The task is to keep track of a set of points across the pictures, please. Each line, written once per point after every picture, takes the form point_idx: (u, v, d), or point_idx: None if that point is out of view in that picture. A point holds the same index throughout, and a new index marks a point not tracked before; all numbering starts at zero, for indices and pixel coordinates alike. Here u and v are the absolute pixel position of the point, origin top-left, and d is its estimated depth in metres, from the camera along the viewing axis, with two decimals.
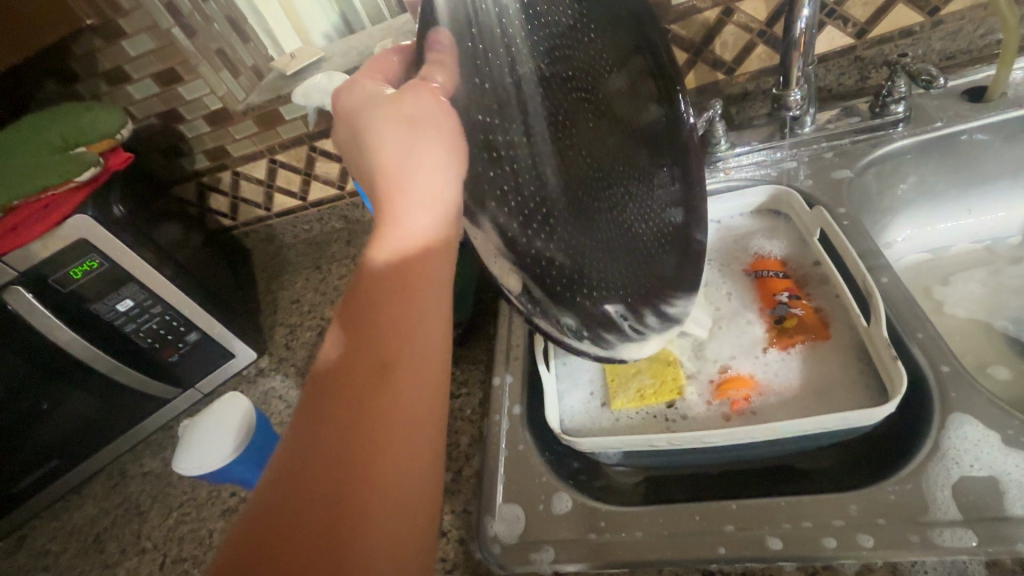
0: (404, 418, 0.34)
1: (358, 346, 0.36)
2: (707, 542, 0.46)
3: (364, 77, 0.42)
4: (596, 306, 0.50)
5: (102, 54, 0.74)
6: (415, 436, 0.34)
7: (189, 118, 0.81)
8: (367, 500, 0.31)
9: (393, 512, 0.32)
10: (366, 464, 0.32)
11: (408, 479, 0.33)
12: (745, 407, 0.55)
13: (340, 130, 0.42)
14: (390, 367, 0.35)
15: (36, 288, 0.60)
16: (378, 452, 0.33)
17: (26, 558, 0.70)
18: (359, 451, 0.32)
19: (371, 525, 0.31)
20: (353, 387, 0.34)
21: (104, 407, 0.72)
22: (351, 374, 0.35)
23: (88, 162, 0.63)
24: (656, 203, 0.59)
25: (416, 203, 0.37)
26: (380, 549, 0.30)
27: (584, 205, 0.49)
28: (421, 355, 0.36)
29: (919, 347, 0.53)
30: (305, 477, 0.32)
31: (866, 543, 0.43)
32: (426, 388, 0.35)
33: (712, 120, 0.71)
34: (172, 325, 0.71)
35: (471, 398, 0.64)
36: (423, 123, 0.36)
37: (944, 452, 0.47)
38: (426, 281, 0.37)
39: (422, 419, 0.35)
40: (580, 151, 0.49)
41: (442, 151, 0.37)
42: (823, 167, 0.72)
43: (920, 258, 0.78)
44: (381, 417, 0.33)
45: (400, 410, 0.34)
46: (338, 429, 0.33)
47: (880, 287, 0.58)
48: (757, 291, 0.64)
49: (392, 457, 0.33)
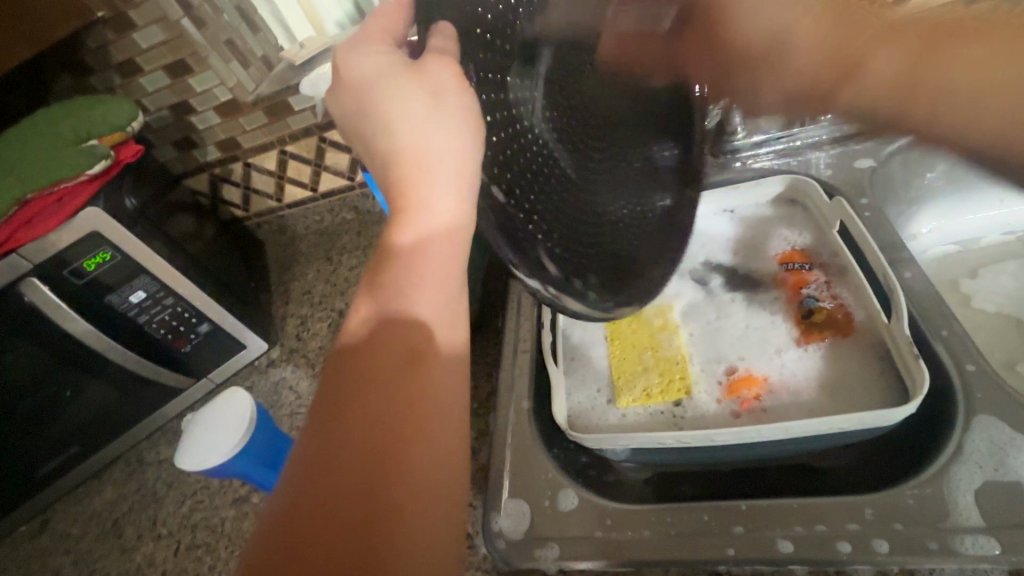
0: (431, 408, 0.35)
1: (381, 334, 0.37)
2: (716, 544, 0.44)
3: (371, 40, 0.40)
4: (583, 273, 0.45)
5: (114, 46, 0.73)
6: (442, 419, 0.35)
7: (200, 109, 0.80)
8: (401, 485, 0.32)
9: (426, 502, 0.32)
10: (396, 448, 0.33)
11: (440, 460, 0.34)
12: (755, 405, 0.54)
13: (344, 97, 0.41)
14: (417, 354, 0.36)
15: (51, 281, 0.61)
16: (409, 440, 0.34)
17: (51, 541, 0.72)
18: (389, 439, 0.33)
19: (407, 510, 0.32)
20: (378, 372, 0.35)
21: (119, 397, 0.72)
22: (377, 362, 0.36)
23: (98, 154, 0.62)
24: (656, 181, 0.54)
25: (443, 183, 0.38)
26: (417, 531, 0.31)
27: (575, 185, 0.46)
28: (443, 340, 0.37)
29: (943, 344, 0.51)
30: (337, 465, 0.32)
31: (882, 548, 0.41)
32: (449, 379, 0.37)
33: (728, 108, 0.68)
34: (184, 316, 0.71)
35: (478, 391, 0.64)
36: (446, 101, 0.36)
37: (966, 454, 0.45)
38: (444, 267, 0.39)
39: (447, 409, 0.36)
40: (561, 128, 0.46)
41: (465, 128, 0.37)
42: (846, 155, 0.68)
43: (947, 251, 0.75)
44: (409, 406, 0.35)
45: (427, 399, 0.35)
46: (366, 416, 0.34)
47: (902, 283, 0.56)
48: (778, 287, 0.62)
49: (423, 447, 0.34)
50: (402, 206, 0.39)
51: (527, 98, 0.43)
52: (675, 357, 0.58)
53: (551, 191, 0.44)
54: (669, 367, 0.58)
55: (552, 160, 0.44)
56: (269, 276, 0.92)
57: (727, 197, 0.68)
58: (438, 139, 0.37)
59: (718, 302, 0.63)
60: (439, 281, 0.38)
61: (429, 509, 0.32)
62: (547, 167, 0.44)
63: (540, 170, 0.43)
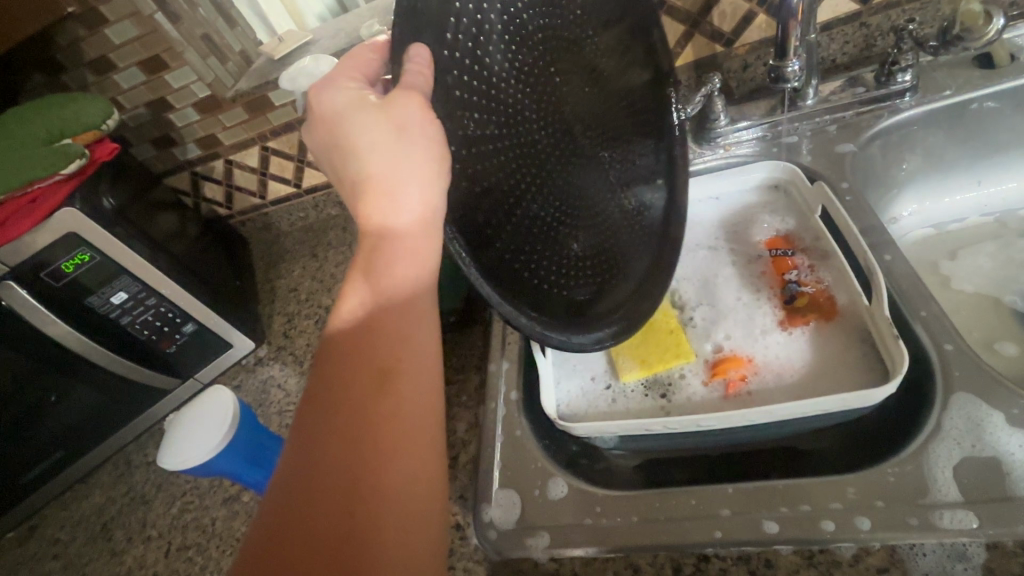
0: (408, 418, 0.35)
1: (355, 351, 0.36)
2: (703, 527, 0.45)
3: (342, 79, 0.41)
4: (561, 288, 0.47)
5: (86, 42, 0.71)
6: (417, 434, 0.35)
7: (178, 106, 0.79)
8: (376, 506, 0.32)
9: (403, 521, 0.32)
10: (371, 467, 0.33)
11: (415, 477, 0.34)
12: (741, 387, 0.55)
13: (316, 131, 0.41)
14: (390, 370, 0.35)
15: (28, 284, 0.60)
16: (383, 458, 0.33)
17: (39, 547, 0.72)
18: (363, 459, 0.33)
19: (383, 530, 0.32)
20: (354, 385, 0.35)
21: (104, 401, 0.71)
22: (350, 380, 0.35)
23: (73, 153, 0.61)
24: (625, 177, 0.56)
25: (409, 203, 0.37)
26: (394, 550, 0.31)
27: (557, 195, 0.48)
28: (416, 356, 0.36)
29: (921, 324, 0.52)
30: (312, 487, 0.32)
31: (864, 525, 0.42)
32: (424, 388, 0.36)
33: (711, 94, 0.68)
34: (168, 316, 0.71)
35: (467, 383, 0.64)
36: (411, 134, 0.36)
37: (944, 431, 0.46)
38: (413, 283, 0.38)
39: (421, 422, 0.35)
40: (540, 132, 0.47)
41: (430, 161, 0.37)
42: (826, 140, 0.69)
43: (928, 233, 0.76)
44: (383, 424, 0.34)
45: (401, 416, 0.34)
46: (341, 436, 0.33)
47: (883, 265, 0.57)
48: (763, 270, 0.62)
49: (397, 465, 0.33)
50: (374, 222, 0.38)
51: (509, 103, 0.44)
52: (667, 328, 0.58)
53: (533, 200, 0.45)
54: (658, 337, 0.58)
55: (531, 171, 0.46)
56: (254, 273, 0.92)
57: (712, 184, 0.69)
58: (405, 168, 0.36)
59: (706, 286, 0.63)
60: (412, 298, 0.38)
61: (405, 524, 0.32)
62: (526, 178, 0.45)
63: (521, 185, 0.45)
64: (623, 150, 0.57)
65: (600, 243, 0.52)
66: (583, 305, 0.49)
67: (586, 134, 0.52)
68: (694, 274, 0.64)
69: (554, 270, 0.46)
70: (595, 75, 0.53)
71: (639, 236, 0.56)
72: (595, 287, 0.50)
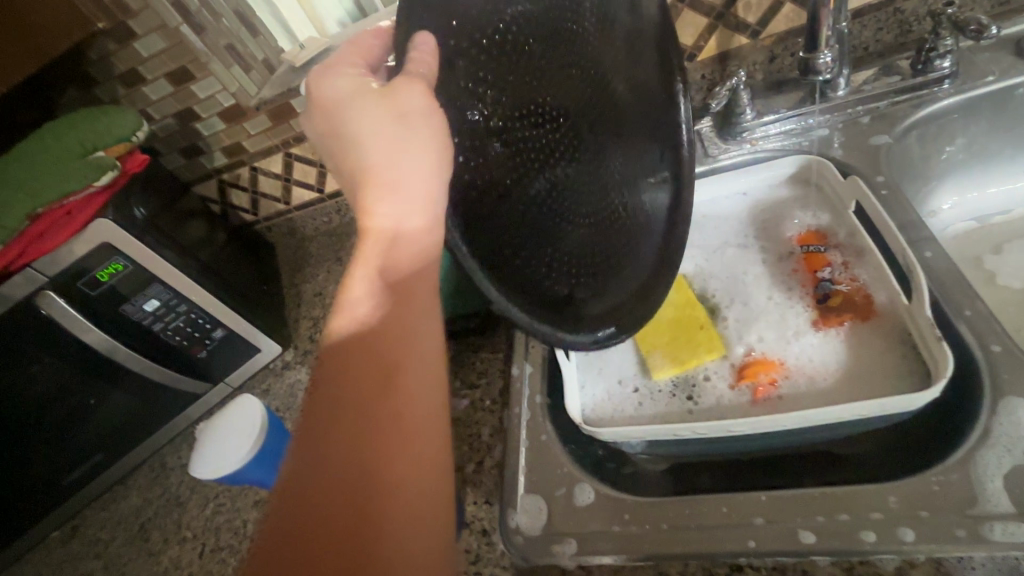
0: (407, 428, 0.34)
1: (359, 349, 0.36)
2: (736, 536, 0.44)
3: (344, 63, 0.41)
4: (560, 290, 0.47)
5: (116, 57, 0.73)
6: (425, 431, 0.35)
7: (204, 116, 0.80)
8: (384, 507, 0.32)
9: (412, 520, 0.32)
10: (377, 466, 0.33)
11: (423, 475, 0.34)
12: (771, 391, 0.53)
13: (316, 119, 0.41)
14: (394, 368, 0.36)
15: (67, 294, 0.62)
16: (391, 457, 0.33)
17: (81, 546, 0.74)
18: (371, 459, 0.33)
19: (392, 529, 0.32)
20: (358, 386, 0.35)
21: (140, 405, 0.74)
22: (354, 378, 0.35)
23: (105, 166, 0.63)
24: (634, 172, 0.54)
25: (409, 195, 0.37)
26: (404, 548, 0.32)
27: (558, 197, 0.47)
28: (422, 353, 0.37)
29: (966, 324, 0.50)
30: (318, 489, 0.32)
31: (907, 536, 0.40)
32: (429, 385, 0.36)
33: (736, 88, 0.66)
34: (198, 322, 0.72)
35: (490, 387, 0.63)
36: (413, 124, 0.36)
37: (993, 438, 0.43)
38: (416, 281, 0.38)
39: (426, 419, 0.35)
40: (541, 132, 0.45)
41: (433, 152, 0.37)
42: (860, 132, 0.66)
43: (970, 226, 0.72)
44: (388, 423, 0.34)
45: (406, 413, 0.35)
46: (347, 436, 0.33)
47: (923, 262, 0.54)
48: (795, 268, 0.60)
49: (405, 464, 0.33)
50: (374, 220, 0.38)
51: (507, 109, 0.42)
52: (696, 324, 0.57)
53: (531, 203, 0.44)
54: (689, 332, 0.57)
55: (525, 170, 0.44)
56: (280, 278, 0.93)
57: (739, 180, 0.67)
58: (406, 159, 0.37)
59: (733, 286, 0.61)
60: (415, 295, 0.38)
61: (413, 523, 0.32)
62: (516, 176, 0.44)
63: (516, 182, 0.43)
64: (631, 145, 0.54)
65: (602, 242, 0.50)
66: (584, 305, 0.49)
67: (594, 132, 0.50)
68: (720, 275, 0.63)
69: (553, 275, 0.46)
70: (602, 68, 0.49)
71: (647, 235, 0.54)
72: (598, 287, 0.50)
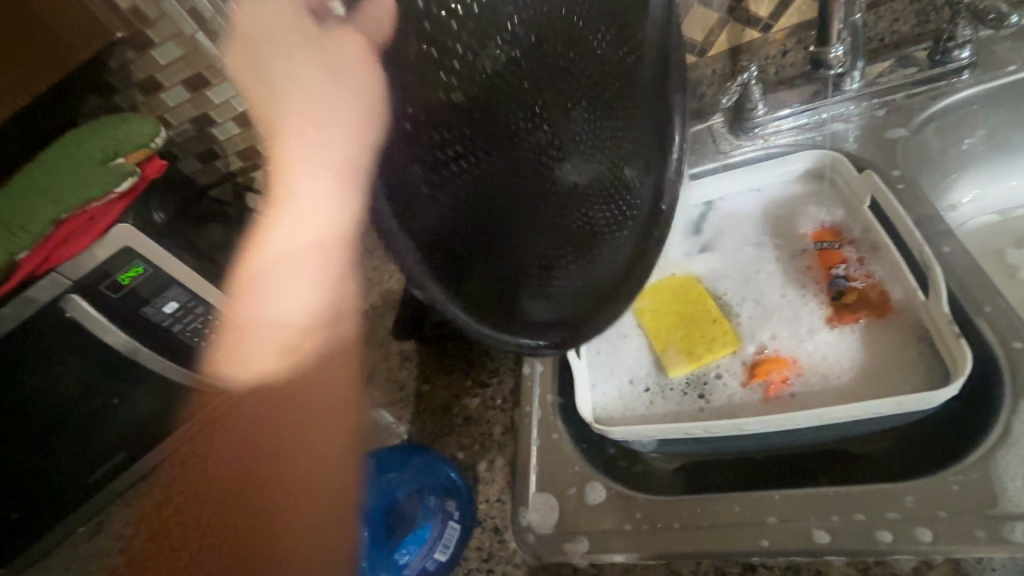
0: (309, 425, 0.67)
1: (282, 408, 0.71)
2: (749, 535, 0.44)
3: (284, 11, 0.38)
4: (514, 282, 0.41)
5: (135, 65, 0.76)
6: (321, 446, 0.65)
7: (219, 121, 0.83)
8: (283, 485, 0.63)
9: (306, 495, 0.61)
10: (291, 456, 0.66)
11: (320, 463, 0.63)
12: (783, 389, 0.53)
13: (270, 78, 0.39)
14: (303, 397, 0.70)
15: (91, 297, 0.64)
16: (296, 447, 0.66)
17: None
18: (280, 445, 0.67)
19: (277, 511, 0.62)
20: (285, 414, 0.70)
21: (162, 404, 0.76)
22: (282, 419, 0.70)
23: (125, 173, 0.65)
24: (615, 158, 0.49)
25: (317, 168, 0.31)
26: (293, 531, 0.60)
27: (520, 176, 0.42)
28: (329, 399, 0.69)
29: (985, 320, 0.49)
30: (247, 473, 0.68)
31: (924, 536, 0.40)
32: (326, 404, 0.68)
33: (747, 84, 0.65)
34: (214, 322, 0.76)
35: (502, 386, 0.61)
36: (342, 68, 0.30)
37: (1015, 437, 0.43)
38: (325, 379, 0.71)
39: (324, 432, 0.66)
40: (507, 99, 0.40)
41: (358, 106, 0.31)
42: (875, 125, 0.65)
43: (992, 220, 0.71)
44: (305, 416, 0.68)
45: (314, 444, 0.65)
46: (272, 439, 0.68)
47: (941, 258, 0.53)
48: (809, 265, 0.59)
49: (310, 449, 0.65)
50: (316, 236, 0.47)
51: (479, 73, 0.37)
52: (710, 318, 0.57)
53: (488, 181, 0.39)
54: (702, 326, 0.57)
55: (485, 141, 0.39)
56: None
57: (752, 176, 0.66)
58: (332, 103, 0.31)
59: (745, 283, 0.60)
60: (321, 371, 0.71)
61: (305, 485, 0.62)
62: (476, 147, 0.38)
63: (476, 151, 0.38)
64: (626, 133, 0.49)
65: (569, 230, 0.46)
66: (538, 301, 0.42)
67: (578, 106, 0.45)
68: (732, 273, 0.62)
69: (507, 264, 0.40)
70: (601, 59, 0.44)
71: (616, 227, 0.49)
72: (557, 280, 0.44)
